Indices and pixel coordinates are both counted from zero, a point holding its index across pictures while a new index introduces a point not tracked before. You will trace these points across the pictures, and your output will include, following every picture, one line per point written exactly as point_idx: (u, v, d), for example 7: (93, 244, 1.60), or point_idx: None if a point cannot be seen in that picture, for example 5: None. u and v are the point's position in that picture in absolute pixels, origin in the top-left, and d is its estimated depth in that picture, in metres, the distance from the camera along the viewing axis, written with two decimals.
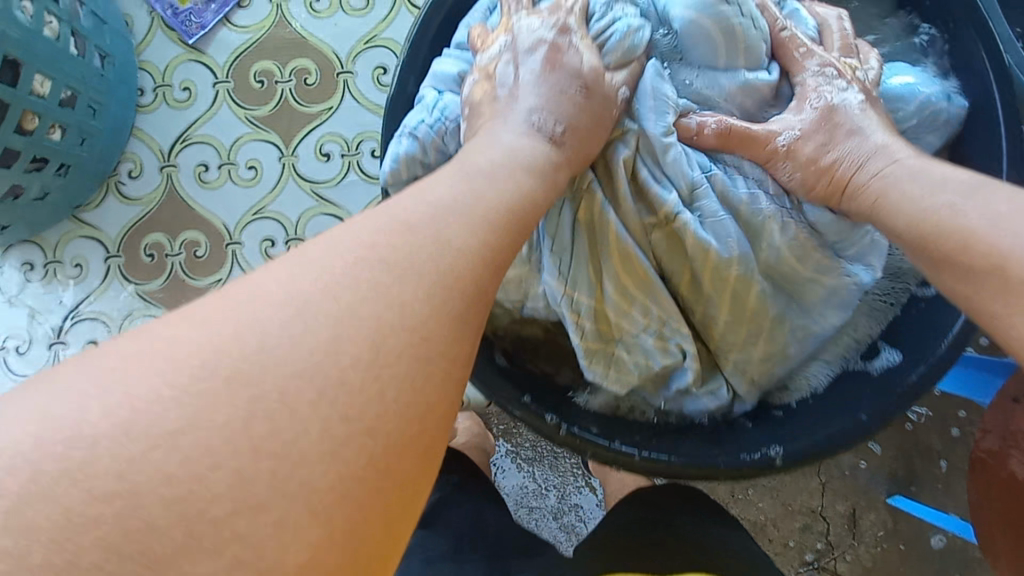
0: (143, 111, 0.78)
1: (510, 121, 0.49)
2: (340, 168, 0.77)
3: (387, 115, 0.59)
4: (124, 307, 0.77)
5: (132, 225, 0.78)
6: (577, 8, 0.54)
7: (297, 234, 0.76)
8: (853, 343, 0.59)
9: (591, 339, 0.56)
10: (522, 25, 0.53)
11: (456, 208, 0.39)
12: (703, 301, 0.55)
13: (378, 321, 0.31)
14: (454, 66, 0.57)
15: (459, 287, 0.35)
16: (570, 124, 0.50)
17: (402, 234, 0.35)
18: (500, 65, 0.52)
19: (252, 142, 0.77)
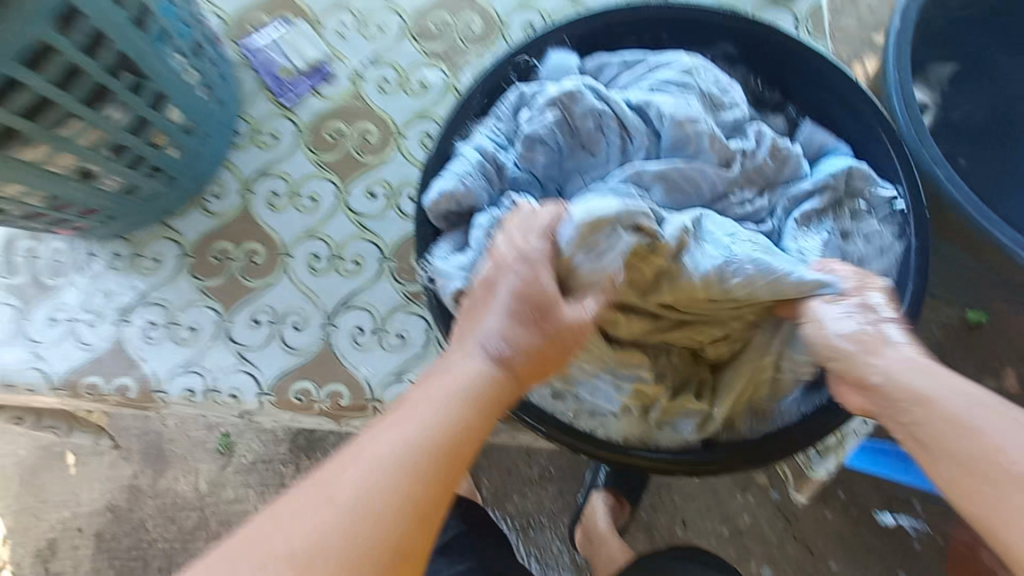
0: (237, 148, 0.98)
1: (484, 346, 0.56)
2: (383, 206, 0.95)
3: (430, 163, 0.75)
4: (184, 298, 0.92)
5: (207, 233, 0.95)
6: (546, 229, 0.60)
7: (338, 253, 0.92)
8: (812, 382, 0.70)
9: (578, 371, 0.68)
10: (505, 241, 0.59)
11: (416, 434, 0.49)
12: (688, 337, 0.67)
13: (355, 525, 0.45)
14: (492, 139, 0.74)
15: (410, 511, 0.47)
16: (521, 351, 0.56)
17: (367, 466, 0.47)
18: (495, 274, 0.59)
19: (316, 179, 0.96)
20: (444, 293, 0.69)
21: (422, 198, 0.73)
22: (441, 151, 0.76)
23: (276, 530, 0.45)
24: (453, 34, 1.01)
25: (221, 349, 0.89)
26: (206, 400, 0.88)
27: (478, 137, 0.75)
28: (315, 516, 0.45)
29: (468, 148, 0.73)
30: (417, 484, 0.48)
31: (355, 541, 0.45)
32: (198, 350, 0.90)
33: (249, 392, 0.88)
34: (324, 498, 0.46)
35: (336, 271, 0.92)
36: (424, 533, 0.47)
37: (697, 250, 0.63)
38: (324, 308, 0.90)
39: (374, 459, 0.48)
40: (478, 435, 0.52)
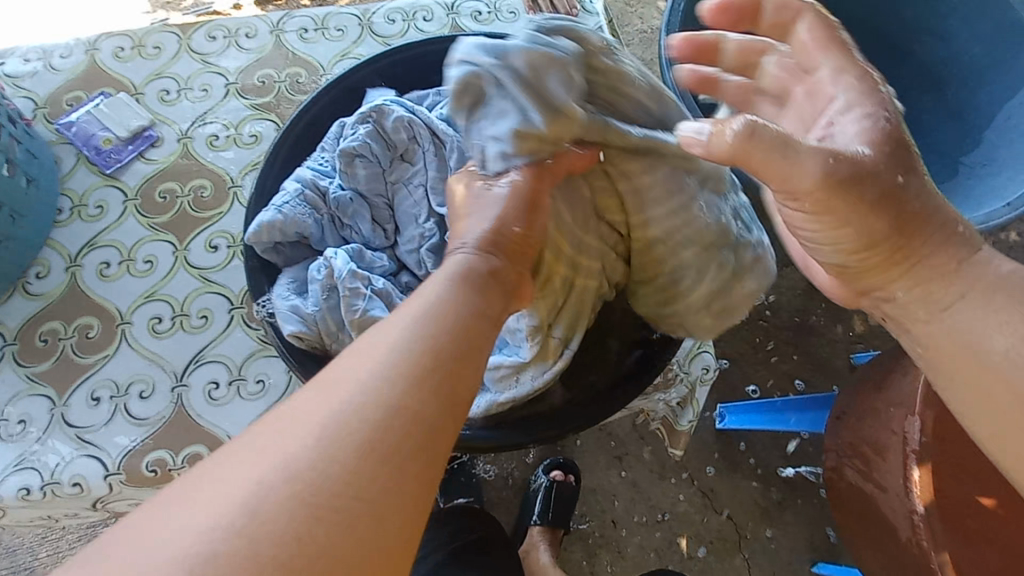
0: (58, 226, 0.94)
1: (475, 270, 0.52)
2: (226, 256, 0.94)
3: (253, 201, 0.78)
4: (10, 390, 0.84)
5: (31, 317, 0.88)
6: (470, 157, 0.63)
7: (183, 310, 0.90)
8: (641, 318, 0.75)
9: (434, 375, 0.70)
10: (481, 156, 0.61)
11: (429, 343, 0.43)
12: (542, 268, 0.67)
13: (342, 417, 0.38)
14: (311, 171, 0.79)
15: (436, 393, 0.41)
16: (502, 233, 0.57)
17: (379, 345, 0.42)
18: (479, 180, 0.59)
19: (151, 242, 0.94)
20: (285, 332, 0.72)
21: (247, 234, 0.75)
22: (264, 190, 0.79)
23: (244, 459, 0.36)
24: (279, 87, 1.05)
25: (57, 437, 0.82)
26: (45, 496, 0.80)
27: (300, 170, 0.79)
28: (309, 436, 0.37)
29: (289, 182, 0.78)
30: (430, 390, 0.41)
31: (366, 456, 0.37)
32: (31, 444, 0.82)
33: (95, 476, 0.80)
34: (323, 417, 0.38)
35: (182, 329, 0.89)
36: (455, 389, 0.43)
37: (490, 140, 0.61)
38: (174, 369, 0.86)
39: (379, 369, 0.41)
40: (474, 317, 0.48)
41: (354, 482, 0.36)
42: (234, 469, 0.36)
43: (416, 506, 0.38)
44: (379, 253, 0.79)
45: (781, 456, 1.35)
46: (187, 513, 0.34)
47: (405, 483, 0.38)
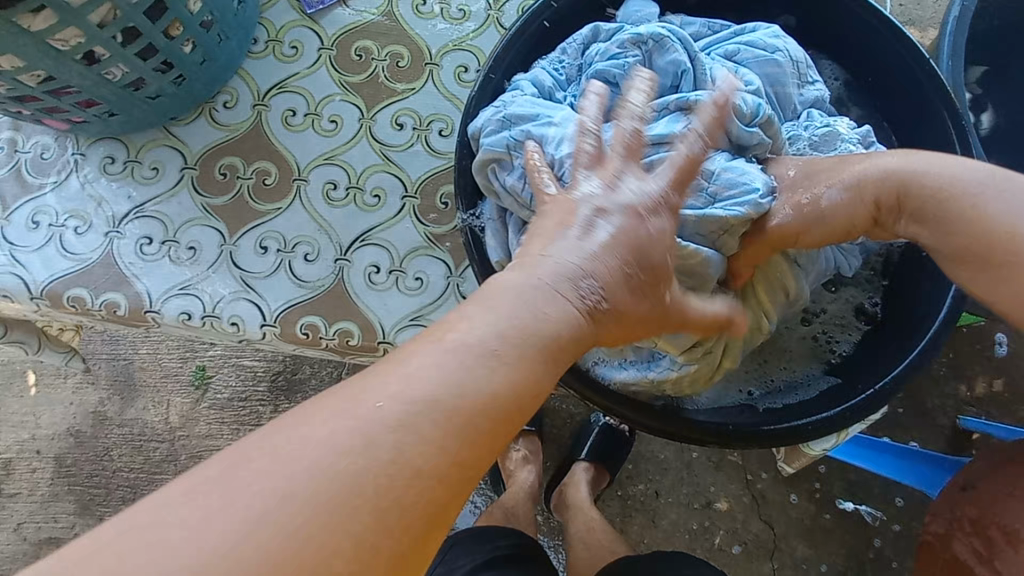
0: (252, 56, 0.89)
1: (567, 288, 0.48)
2: (410, 138, 0.88)
3: (477, 95, 0.70)
4: (185, 215, 0.84)
5: (214, 146, 0.87)
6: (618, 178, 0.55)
7: (358, 184, 0.86)
8: (809, 350, 0.77)
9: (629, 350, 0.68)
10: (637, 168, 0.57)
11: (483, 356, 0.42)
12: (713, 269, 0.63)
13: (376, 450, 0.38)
14: (549, 77, 0.69)
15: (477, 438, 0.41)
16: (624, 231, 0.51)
17: (427, 373, 0.41)
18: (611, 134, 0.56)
19: (339, 101, 0.89)
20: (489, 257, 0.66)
21: (469, 127, 0.68)
22: (491, 80, 0.71)
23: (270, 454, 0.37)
24: None
25: (221, 274, 0.82)
26: (203, 326, 0.81)
27: (537, 71, 0.70)
28: (360, 420, 0.38)
29: (523, 80, 0.69)
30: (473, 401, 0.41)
31: (394, 459, 0.38)
32: (198, 273, 0.83)
33: (252, 321, 0.81)
34: (351, 428, 0.38)
35: (355, 203, 0.86)
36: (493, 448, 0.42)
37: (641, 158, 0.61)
38: (339, 242, 0.84)
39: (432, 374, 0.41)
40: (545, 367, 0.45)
41: (374, 511, 0.37)
42: (295, 430, 0.39)
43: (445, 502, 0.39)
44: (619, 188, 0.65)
45: (843, 488, 1.26)
46: (252, 463, 0.36)
47: (432, 499, 0.39)
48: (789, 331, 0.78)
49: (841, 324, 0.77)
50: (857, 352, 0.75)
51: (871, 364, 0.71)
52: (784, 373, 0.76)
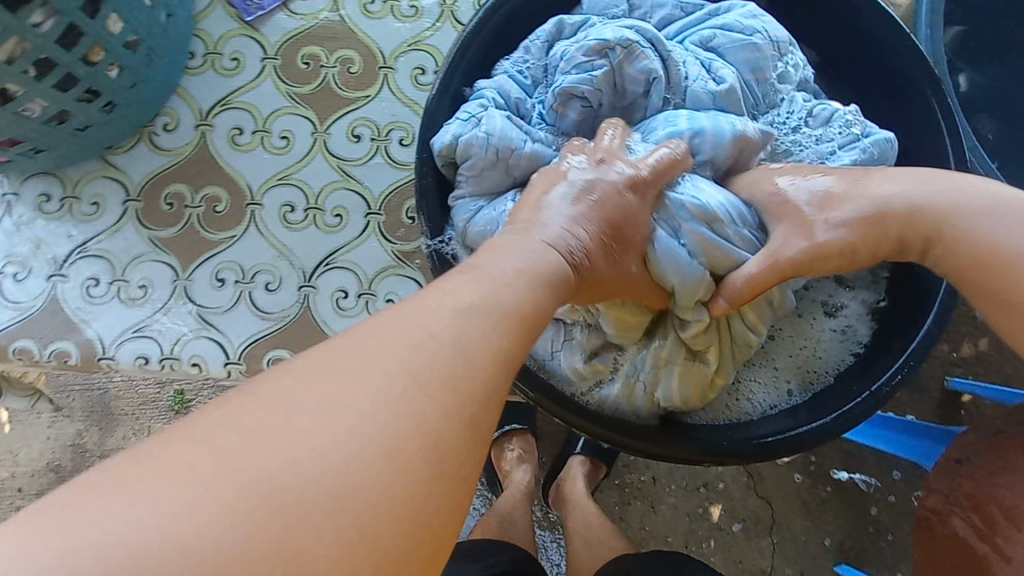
0: (190, 72, 0.82)
1: (536, 261, 0.46)
2: (369, 150, 0.82)
3: (432, 110, 0.64)
4: (133, 251, 0.79)
5: (157, 174, 0.80)
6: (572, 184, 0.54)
7: (317, 204, 0.80)
8: (816, 353, 0.70)
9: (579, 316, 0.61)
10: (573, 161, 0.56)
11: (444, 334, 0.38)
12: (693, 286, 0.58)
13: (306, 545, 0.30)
14: (512, 86, 0.64)
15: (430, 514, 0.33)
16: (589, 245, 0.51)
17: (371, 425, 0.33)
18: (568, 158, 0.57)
19: (289, 115, 0.82)
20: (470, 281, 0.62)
21: (432, 138, 0.63)
22: (451, 86, 0.65)
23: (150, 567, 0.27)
24: None
25: (178, 313, 0.77)
26: (162, 369, 0.77)
27: (499, 81, 0.65)
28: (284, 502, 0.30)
29: (485, 91, 0.64)
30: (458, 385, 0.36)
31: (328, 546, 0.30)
32: (153, 312, 0.77)
33: (215, 360, 0.76)
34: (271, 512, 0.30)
35: (315, 225, 0.80)
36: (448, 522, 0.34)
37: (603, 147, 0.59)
38: (301, 267, 0.79)
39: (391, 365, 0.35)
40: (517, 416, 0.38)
41: None
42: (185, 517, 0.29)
43: (460, 501, 0.35)
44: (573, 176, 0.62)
45: (839, 456, 1.04)
46: (171, 528, 0.28)
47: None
48: (793, 333, 0.71)
49: (845, 331, 0.70)
50: (863, 355, 0.68)
51: (877, 369, 0.65)
52: (787, 374, 0.69)
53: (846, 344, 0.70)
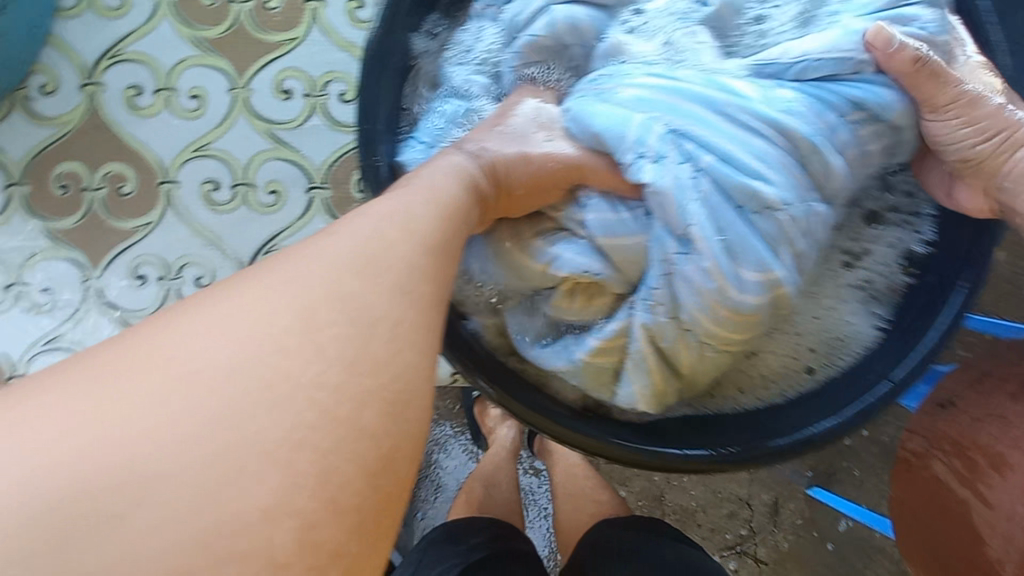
0: (66, 17, 0.65)
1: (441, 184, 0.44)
2: (303, 109, 0.68)
3: (367, 85, 0.52)
4: (27, 247, 0.66)
5: (42, 150, 0.66)
6: (497, 125, 0.51)
7: (246, 179, 0.67)
8: (844, 311, 0.55)
9: (561, 273, 0.50)
10: (519, 116, 0.51)
11: (295, 320, 0.31)
12: (678, 221, 0.47)
13: None
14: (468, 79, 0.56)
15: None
16: (503, 156, 0.49)
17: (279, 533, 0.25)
18: (511, 119, 0.51)
19: (198, 67, 0.67)
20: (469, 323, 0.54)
21: (399, 157, 0.54)
22: (387, 54, 0.53)
23: None
24: None
25: (94, 319, 0.66)
26: None
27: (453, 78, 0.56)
28: None
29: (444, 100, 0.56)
30: (383, 391, 0.32)
31: None
32: (63, 320, 0.66)
33: None
34: None
35: (246, 205, 0.67)
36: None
37: (580, 102, 0.51)
38: (237, 258, 0.67)
39: (278, 392, 0.29)
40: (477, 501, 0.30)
41: None
42: None
43: None
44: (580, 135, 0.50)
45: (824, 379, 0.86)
46: None
47: None
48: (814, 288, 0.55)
49: (869, 284, 0.55)
50: (908, 308, 0.54)
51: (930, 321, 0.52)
52: (811, 342, 0.55)
53: (874, 302, 0.55)
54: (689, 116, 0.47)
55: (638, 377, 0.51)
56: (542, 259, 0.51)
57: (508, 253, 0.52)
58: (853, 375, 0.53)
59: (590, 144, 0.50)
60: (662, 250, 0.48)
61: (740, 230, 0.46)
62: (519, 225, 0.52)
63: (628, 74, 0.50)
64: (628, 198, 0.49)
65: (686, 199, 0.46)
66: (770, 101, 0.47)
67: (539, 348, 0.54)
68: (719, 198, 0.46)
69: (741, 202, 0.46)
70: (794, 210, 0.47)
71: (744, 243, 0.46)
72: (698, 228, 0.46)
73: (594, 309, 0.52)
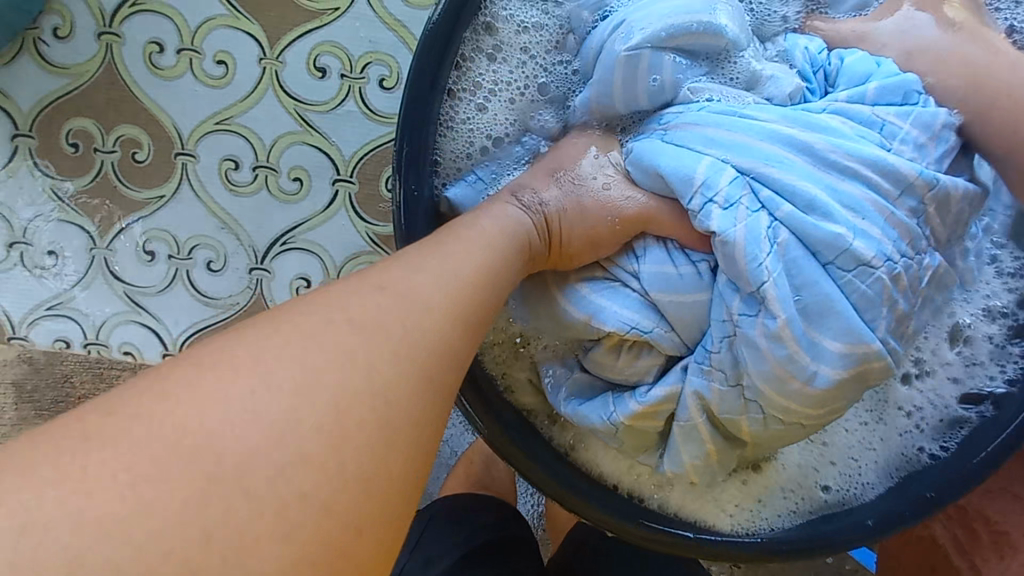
0: None
1: (489, 238, 0.39)
2: (338, 92, 0.61)
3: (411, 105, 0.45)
4: (34, 205, 0.62)
5: (52, 102, 0.60)
6: (557, 170, 0.46)
7: (268, 161, 0.62)
8: (871, 446, 0.51)
9: (605, 328, 0.44)
10: (585, 167, 0.45)
11: (288, 418, 0.27)
12: (770, 287, 0.40)
13: None
14: (526, 103, 0.50)
15: None
16: (558, 206, 0.44)
17: None
18: (581, 162, 0.46)
19: (226, 29, 0.60)
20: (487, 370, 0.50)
21: (447, 191, 0.49)
22: (434, 80, 0.46)
23: None
24: None
25: (100, 290, 0.63)
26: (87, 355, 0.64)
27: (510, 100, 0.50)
28: None
29: (498, 126, 0.50)
30: (384, 515, 0.28)
31: None
32: (68, 288, 0.63)
33: (151, 350, 0.64)
34: None
35: (267, 189, 0.62)
36: None
37: (656, 138, 0.45)
38: (252, 246, 0.63)
39: (264, 522, 0.25)
40: None
41: None
42: None
43: None
44: (638, 167, 0.44)
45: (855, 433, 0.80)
46: None
47: None
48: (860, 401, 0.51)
49: (918, 412, 0.50)
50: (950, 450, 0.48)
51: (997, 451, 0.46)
52: (856, 468, 0.50)
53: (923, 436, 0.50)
54: (772, 160, 0.41)
55: (689, 446, 0.46)
56: (586, 309, 0.45)
57: (551, 296, 0.47)
58: (908, 480, 0.49)
59: (657, 189, 0.44)
60: (724, 308, 0.42)
61: (823, 288, 0.40)
62: (566, 273, 0.46)
63: (700, 107, 0.44)
64: (690, 248, 0.44)
65: (758, 251, 0.40)
66: (870, 139, 0.42)
67: (575, 404, 0.48)
68: (799, 251, 0.40)
69: (829, 256, 0.40)
70: (894, 265, 0.40)
71: (829, 306, 0.40)
72: (772, 286, 0.40)
73: (641, 368, 0.46)
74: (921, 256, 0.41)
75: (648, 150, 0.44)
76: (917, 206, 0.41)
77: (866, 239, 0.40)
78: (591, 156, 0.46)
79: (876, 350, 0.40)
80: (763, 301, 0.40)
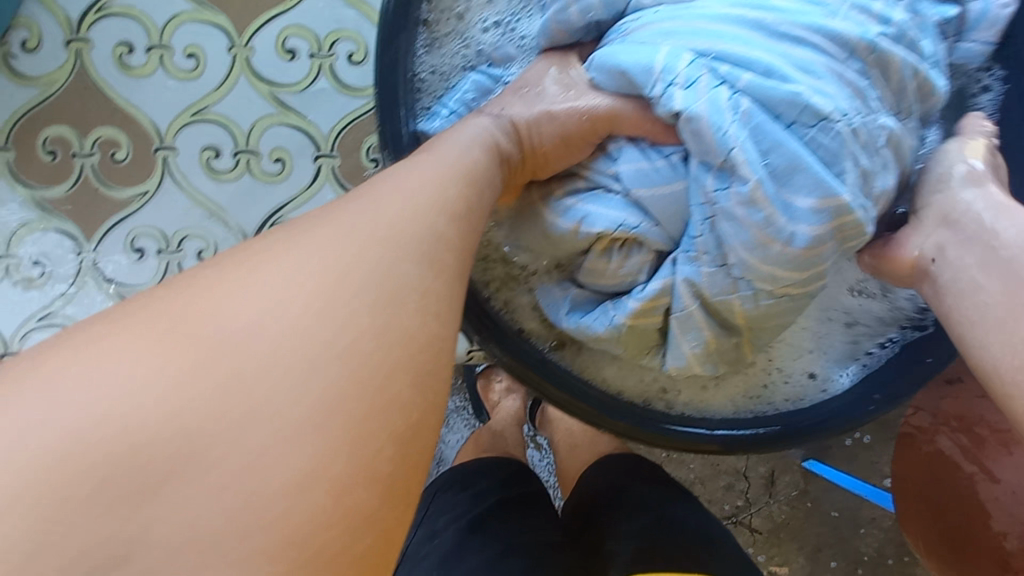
0: None
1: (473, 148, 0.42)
2: (309, 70, 0.63)
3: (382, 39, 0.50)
4: (17, 217, 0.62)
5: (26, 113, 0.61)
6: (525, 90, 0.49)
7: (248, 146, 0.63)
8: (861, 327, 0.54)
9: (594, 231, 0.47)
10: (550, 79, 0.49)
11: None
12: (742, 160, 0.43)
13: None
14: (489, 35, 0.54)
15: None
16: (536, 120, 0.47)
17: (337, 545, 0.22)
18: (545, 80, 0.49)
19: (193, 23, 0.62)
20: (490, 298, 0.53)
21: (423, 123, 0.51)
22: (402, 18, 0.50)
23: None
24: None
25: (92, 294, 0.62)
26: None
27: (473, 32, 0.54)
28: None
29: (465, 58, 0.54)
30: (413, 371, 0.30)
31: None
32: (60, 296, 0.62)
33: None
34: None
35: (249, 173, 0.63)
36: None
37: (623, 45, 0.47)
38: (242, 231, 0.64)
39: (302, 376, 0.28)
40: None
41: None
42: None
43: None
44: (607, 75, 0.48)
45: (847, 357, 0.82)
46: None
47: None
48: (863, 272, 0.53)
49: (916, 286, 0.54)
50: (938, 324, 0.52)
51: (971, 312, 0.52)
52: (846, 344, 0.55)
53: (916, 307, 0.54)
54: (730, 41, 0.44)
55: (693, 336, 0.48)
56: (563, 212, 0.48)
57: (539, 214, 0.49)
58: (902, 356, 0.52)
59: (622, 89, 0.47)
60: (701, 192, 0.45)
61: (790, 149, 0.42)
62: (549, 186, 0.50)
63: (655, 11, 0.48)
64: (661, 144, 0.47)
65: (724, 122, 0.43)
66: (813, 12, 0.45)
67: (576, 317, 0.51)
68: (762, 116, 0.43)
69: (793, 116, 0.43)
70: (853, 120, 0.43)
71: (796, 164, 0.42)
72: (740, 152, 0.43)
73: (634, 266, 0.48)
74: (875, 115, 0.45)
75: (610, 56, 0.47)
76: (863, 67, 0.45)
77: (823, 101, 0.43)
78: (557, 74, 0.49)
79: (847, 203, 0.43)
80: (738, 171, 0.43)
